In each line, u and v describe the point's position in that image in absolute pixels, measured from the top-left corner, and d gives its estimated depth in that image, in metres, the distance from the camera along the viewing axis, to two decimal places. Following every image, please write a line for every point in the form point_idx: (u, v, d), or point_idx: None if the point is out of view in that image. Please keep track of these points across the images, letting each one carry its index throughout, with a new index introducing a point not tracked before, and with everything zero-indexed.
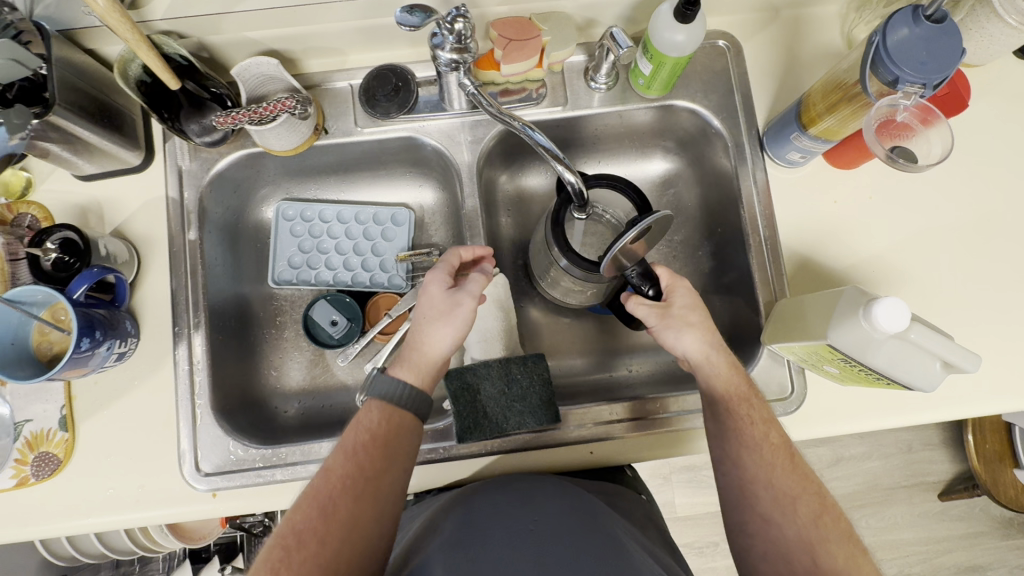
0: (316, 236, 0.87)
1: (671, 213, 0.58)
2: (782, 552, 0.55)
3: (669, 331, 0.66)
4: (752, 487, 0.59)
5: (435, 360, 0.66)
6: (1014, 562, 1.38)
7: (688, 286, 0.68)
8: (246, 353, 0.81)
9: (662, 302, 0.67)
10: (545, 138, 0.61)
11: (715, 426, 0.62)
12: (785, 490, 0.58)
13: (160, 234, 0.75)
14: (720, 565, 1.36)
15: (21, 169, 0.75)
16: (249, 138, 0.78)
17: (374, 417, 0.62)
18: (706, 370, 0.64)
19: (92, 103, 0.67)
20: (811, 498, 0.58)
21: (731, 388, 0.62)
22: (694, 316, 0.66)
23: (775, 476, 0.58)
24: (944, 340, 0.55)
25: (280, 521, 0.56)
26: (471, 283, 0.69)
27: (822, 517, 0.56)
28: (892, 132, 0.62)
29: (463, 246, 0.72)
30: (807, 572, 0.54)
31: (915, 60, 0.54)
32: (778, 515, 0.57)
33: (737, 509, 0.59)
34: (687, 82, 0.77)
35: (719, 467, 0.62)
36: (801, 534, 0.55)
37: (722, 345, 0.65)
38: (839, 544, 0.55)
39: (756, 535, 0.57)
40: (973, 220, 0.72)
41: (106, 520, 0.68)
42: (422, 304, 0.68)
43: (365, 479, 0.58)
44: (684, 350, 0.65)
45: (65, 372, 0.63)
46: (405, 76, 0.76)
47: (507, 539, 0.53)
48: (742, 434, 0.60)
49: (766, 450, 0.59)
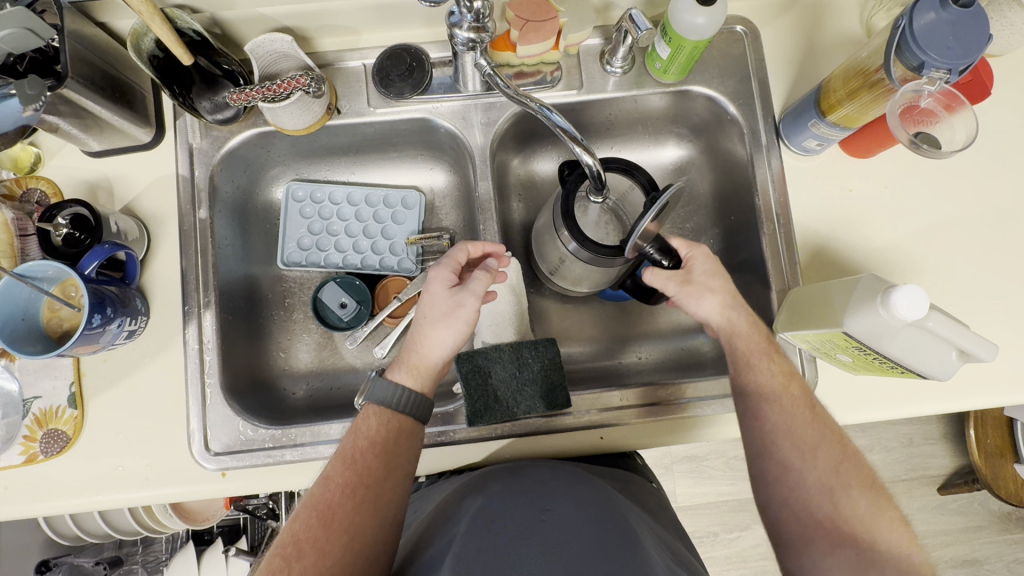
0: (326, 218, 0.87)
1: (683, 184, 0.58)
2: (801, 497, 0.57)
3: (688, 300, 0.66)
4: (773, 438, 0.60)
5: (434, 362, 0.65)
6: (1012, 557, 1.39)
7: (707, 252, 0.67)
8: (255, 334, 0.81)
9: (681, 270, 0.67)
10: (563, 119, 0.61)
11: (734, 383, 0.64)
12: (805, 439, 0.59)
13: (170, 212, 0.75)
14: (719, 554, 1.36)
15: (30, 144, 0.74)
16: (261, 116, 0.77)
17: (372, 424, 0.62)
18: (728, 331, 0.65)
19: (103, 77, 0.66)
20: (831, 446, 0.59)
21: (752, 345, 0.64)
22: (715, 281, 0.66)
23: (796, 426, 0.60)
24: (962, 329, 0.55)
25: (282, 530, 0.57)
26: (473, 281, 0.66)
27: (843, 464, 0.58)
28: (916, 117, 0.62)
29: (471, 242, 0.70)
30: (827, 516, 0.56)
31: (942, 45, 0.54)
32: (797, 461, 0.58)
33: (758, 458, 0.61)
34: (704, 67, 0.77)
35: (739, 418, 0.63)
36: (822, 480, 0.57)
37: (743, 305, 0.66)
38: (860, 490, 0.57)
39: (777, 483, 0.59)
40: (988, 212, 0.72)
41: (116, 498, 0.68)
42: (425, 302, 0.67)
43: (364, 486, 0.58)
44: (705, 314, 0.66)
45: (76, 348, 0.63)
46: (419, 55, 0.75)
47: (519, 528, 0.52)
48: (761, 387, 0.62)
49: (785, 403, 0.61)
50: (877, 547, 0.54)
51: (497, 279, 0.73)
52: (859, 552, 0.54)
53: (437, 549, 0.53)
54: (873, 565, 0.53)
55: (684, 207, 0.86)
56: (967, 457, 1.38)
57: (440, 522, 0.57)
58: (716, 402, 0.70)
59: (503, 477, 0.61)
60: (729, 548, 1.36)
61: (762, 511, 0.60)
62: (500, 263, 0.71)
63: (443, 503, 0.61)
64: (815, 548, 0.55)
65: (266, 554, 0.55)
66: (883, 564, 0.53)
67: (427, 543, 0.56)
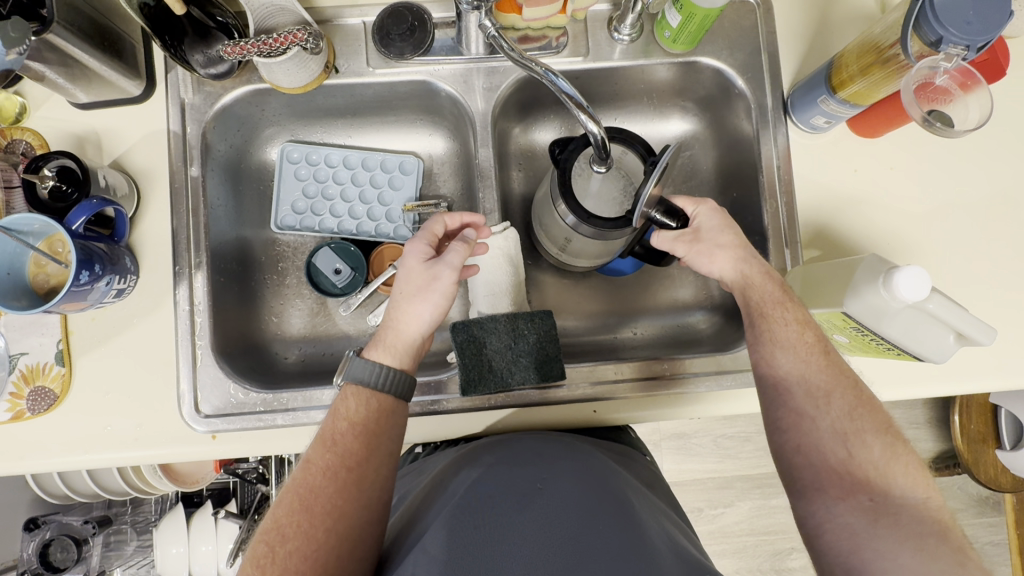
0: (322, 181, 0.85)
1: (680, 145, 0.56)
2: (814, 444, 0.58)
3: (701, 258, 0.66)
4: (786, 385, 0.60)
5: (412, 338, 0.64)
6: (986, 539, 1.42)
7: (715, 206, 0.67)
8: (246, 298, 0.79)
9: (689, 229, 0.67)
10: (569, 85, 0.58)
11: (748, 331, 0.64)
12: (818, 385, 0.60)
13: (161, 168, 0.73)
14: (702, 530, 1.39)
15: (15, 94, 0.71)
16: (256, 73, 0.74)
17: (351, 405, 0.61)
18: (741, 285, 0.64)
19: (92, 25, 0.64)
20: (845, 392, 0.59)
21: (765, 295, 0.63)
22: (724, 235, 0.65)
23: (810, 372, 0.60)
24: (960, 311, 0.54)
25: (264, 518, 0.57)
26: (449, 254, 0.65)
27: (857, 409, 0.58)
28: (931, 95, 0.60)
29: (448, 214, 0.70)
30: (841, 461, 0.57)
31: (961, 19, 0.53)
32: (811, 408, 0.59)
33: (772, 406, 0.61)
34: (714, 38, 0.75)
35: (753, 368, 0.63)
36: (835, 426, 0.58)
37: (755, 258, 0.65)
38: (875, 435, 0.57)
39: (791, 430, 0.59)
40: (993, 197, 0.71)
41: (106, 457, 0.67)
42: (401, 278, 0.66)
43: (345, 468, 0.57)
44: (718, 271, 0.65)
45: (63, 305, 0.61)
46: (422, 15, 0.73)
47: (513, 501, 0.51)
48: (775, 335, 0.61)
49: (800, 351, 0.61)
50: (890, 492, 0.55)
51: (476, 250, 0.71)
52: (872, 498, 0.54)
53: (431, 519, 0.53)
54: (885, 509, 0.54)
55: (687, 182, 0.85)
56: (950, 442, 1.40)
57: (436, 491, 0.57)
58: (710, 378, 0.70)
59: (498, 448, 0.61)
60: (713, 524, 1.39)
61: (775, 456, 0.61)
62: (478, 234, 0.70)
63: (438, 474, 0.61)
64: (827, 493, 0.56)
65: (249, 543, 0.55)
66: (895, 508, 0.54)
67: (421, 514, 0.55)
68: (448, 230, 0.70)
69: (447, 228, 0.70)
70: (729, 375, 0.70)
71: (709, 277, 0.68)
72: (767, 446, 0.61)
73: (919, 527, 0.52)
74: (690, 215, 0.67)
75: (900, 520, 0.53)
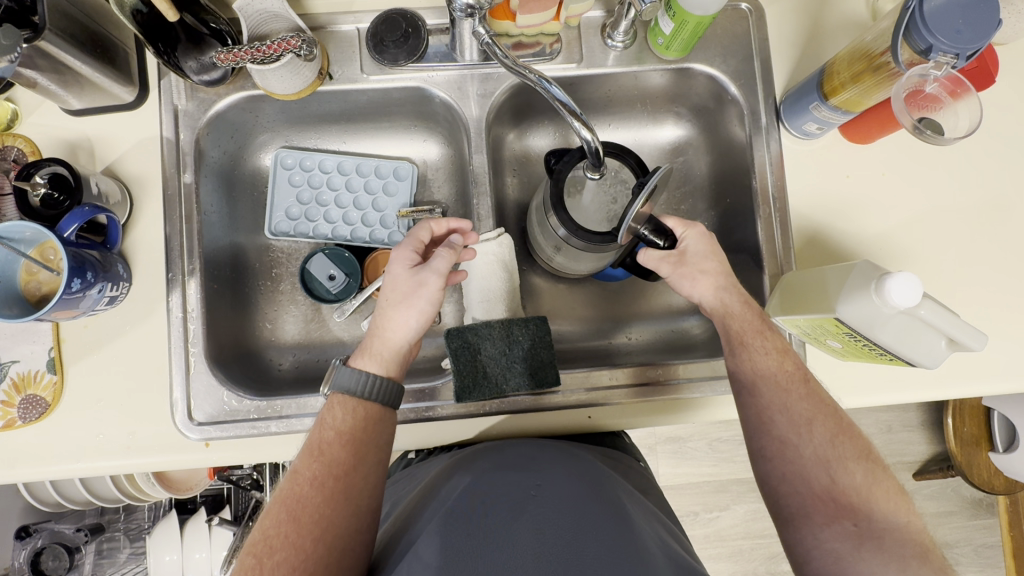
0: (316, 187, 0.85)
1: (674, 167, 0.56)
2: (799, 470, 0.58)
3: (682, 281, 0.67)
4: (769, 413, 0.60)
5: (398, 345, 0.64)
6: (980, 541, 1.43)
7: (701, 231, 0.67)
8: (240, 304, 0.79)
9: (675, 251, 0.67)
10: (562, 92, 0.58)
11: (730, 357, 0.63)
12: (801, 412, 0.60)
13: (155, 174, 0.73)
14: (698, 533, 1.38)
15: (7, 100, 0.71)
16: (249, 79, 0.74)
17: (337, 414, 0.61)
18: (721, 313, 0.64)
19: (84, 32, 0.63)
20: (826, 419, 0.59)
21: (746, 324, 0.63)
22: (709, 261, 0.66)
23: (791, 400, 0.60)
24: (953, 317, 0.55)
25: (252, 530, 0.56)
26: (436, 259, 0.65)
27: (839, 436, 0.59)
28: (920, 102, 0.62)
29: (433, 220, 0.70)
30: (825, 487, 0.56)
31: (950, 28, 0.54)
32: (793, 436, 0.59)
33: (756, 434, 0.61)
34: (706, 44, 0.75)
35: (735, 391, 0.63)
36: (818, 453, 0.58)
37: (735, 285, 0.66)
38: (856, 461, 0.58)
39: (776, 458, 0.59)
40: (982, 204, 0.72)
41: (98, 466, 0.67)
42: (385, 285, 0.66)
43: (334, 478, 0.57)
44: (699, 296, 0.66)
45: (54, 313, 0.61)
46: (415, 21, 0.72)
47: (507, 510, 0.51)
48: (756, 363, 0.62)
49: (779, 378, 0.61)
50: (873, 516, 0.55)
51: (464, 255, 0.71)
52: (856, 523, 0.55)
53: (423, 525, 0.53)
54: (870, 533, 0.54)
55: (681, 188, 0.85)
56: (944, 444, 1.41)
57: (427, 499, 0.57)
58: (705, 384, 0.71)
59: (488, 455, 0.61)
60: (709, 527, 1.39)
61: (760, 484, 0.61)
62: (466, 239, 0.71)
63: (427, 484, 0.60)
64: (813, 520, 0.56)
65: (237, 554, 0.55)
66: (880, 532, 0.54)
67: (411, 522, 0.55)
68: (435, 236, 0.71)
69: (434, 233, 0.70)
70: (724, 382, 0.71)
71: (690, 301, 0.68)
72: (753, 475, 0.61)
73: (902, 549, 0.53)
74: (678, 237, 0.67)
75: (884, 543, 0.53)
